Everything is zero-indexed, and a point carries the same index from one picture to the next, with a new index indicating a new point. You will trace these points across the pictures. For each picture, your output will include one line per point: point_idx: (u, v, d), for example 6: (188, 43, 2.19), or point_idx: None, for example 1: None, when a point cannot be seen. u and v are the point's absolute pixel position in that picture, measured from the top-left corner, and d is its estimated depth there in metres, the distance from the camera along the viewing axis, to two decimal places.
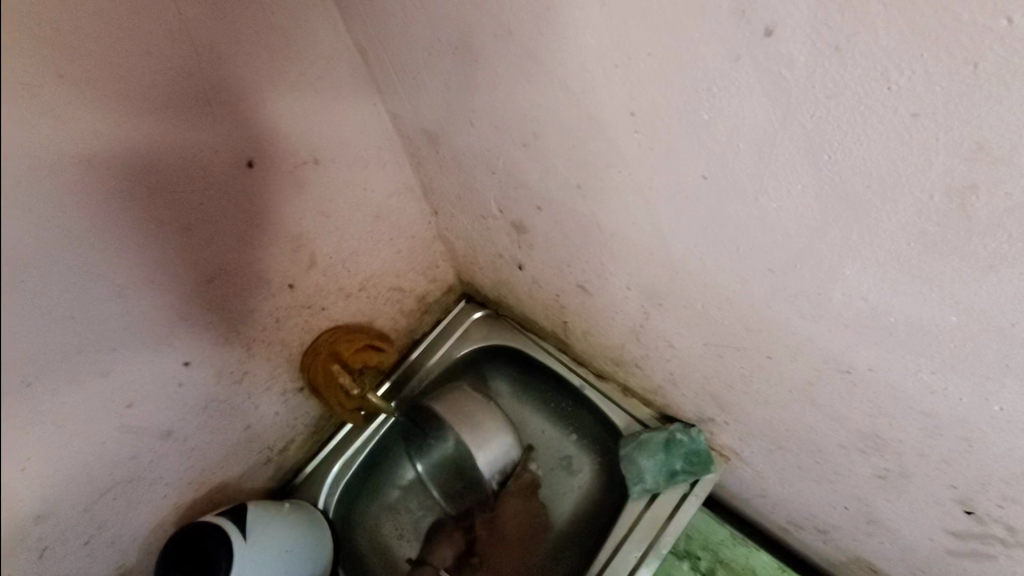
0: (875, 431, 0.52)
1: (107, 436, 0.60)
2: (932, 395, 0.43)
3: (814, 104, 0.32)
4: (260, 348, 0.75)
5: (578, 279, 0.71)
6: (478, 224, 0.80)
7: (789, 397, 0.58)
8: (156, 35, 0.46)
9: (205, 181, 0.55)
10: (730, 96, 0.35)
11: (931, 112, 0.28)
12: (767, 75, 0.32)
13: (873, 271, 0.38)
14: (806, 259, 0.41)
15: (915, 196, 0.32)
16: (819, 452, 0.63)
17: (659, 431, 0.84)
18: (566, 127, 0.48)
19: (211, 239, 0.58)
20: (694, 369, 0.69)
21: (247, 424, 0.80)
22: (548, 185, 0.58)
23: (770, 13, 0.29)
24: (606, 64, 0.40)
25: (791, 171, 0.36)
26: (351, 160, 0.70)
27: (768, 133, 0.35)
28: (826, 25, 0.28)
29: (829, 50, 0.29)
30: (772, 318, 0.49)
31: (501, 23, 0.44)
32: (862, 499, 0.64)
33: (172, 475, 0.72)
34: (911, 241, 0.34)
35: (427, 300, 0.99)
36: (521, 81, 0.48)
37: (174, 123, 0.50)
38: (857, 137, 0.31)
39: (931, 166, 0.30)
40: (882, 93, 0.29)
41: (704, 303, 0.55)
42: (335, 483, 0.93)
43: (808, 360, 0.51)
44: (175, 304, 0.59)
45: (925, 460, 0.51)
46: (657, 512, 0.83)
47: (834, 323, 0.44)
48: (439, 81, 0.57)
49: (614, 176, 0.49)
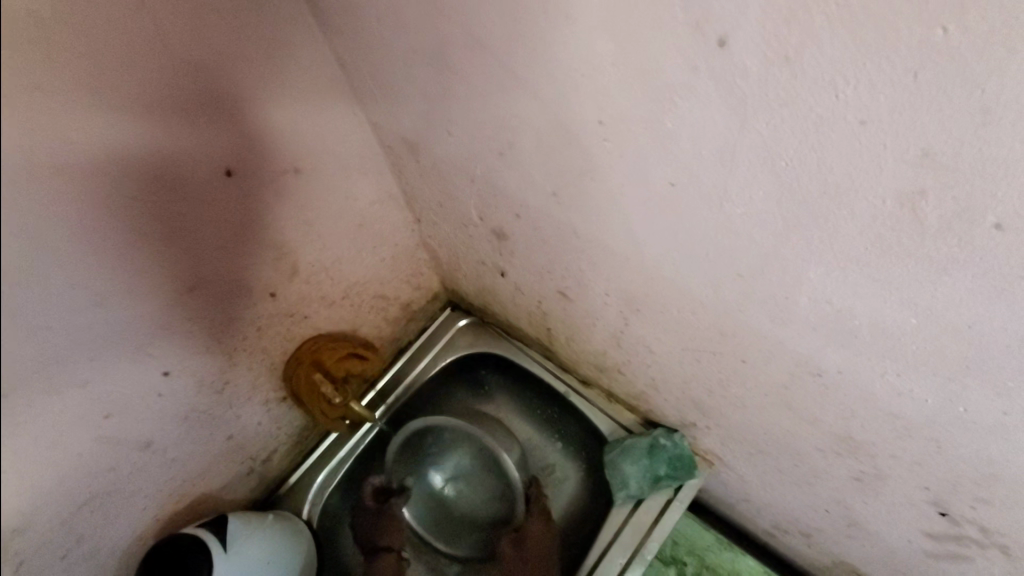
0: (850, 433, 0.54)
1: (83, 448, 0.60)
2: (900, 397, 0.44)
3: (769, 114, 0.32)
4: (242, 357, 0.75)
5: (559, 285, 0.72)
6: (460, 231, 0.80)
7: (767, 401, 0.59)
8: (135, 48, 0.47)
9: (185, 190, 0.55)
10: (691, 106, 0.35)
11: (877, 119, 0.28)
12: (723, 84, 0.32)
13: (835, 274, 0.38)
14: (773, 264, 0.42)
15: (870, 202, 0.32)
16: (798, 455, 0.64)
17: (642, 437, 0.85)
18: (539, 136, 0.49)
19: (189, 248, 0.59)
20: (675, 374, 0.70)
21: (229, 435, 0.80)
22: (526, 192, 0.58)
23: (722, 23, 0.30)
24: (574, 74, 0.40)
25: (752, 178, 0.37)
26: (332, 169, 0.70)
27: (728, 141, 0.35)
28: (776, 35, 0.29)
29: (780, 60, 0.29)
30: (745, 322, 0.50)
31: (474, 35, 0.45)
32: (842, 502, 0.66)
33: (151, 487, 0.71)
34: (869, 245, 0.35)
35: (412, 308, 0.99)
36: (496, 91, 0.49)
37: (153, 134, 0.50)
38: (811, 145, 0.32)
39: (882, 172, 0.30)
40: (831, 102, 0.29)
41: (680, 309, 0.56)
42: (320, 491, 0.93)
43: (781, 364, 0.52)
44: (153, 314, 0.59)
45: (898, 462, 0.52)
46: (641, 518, 0.84)
47: (804, 326, 0.45)
48: (417, 90, 0.58)
49: (588, 183, 0.49)
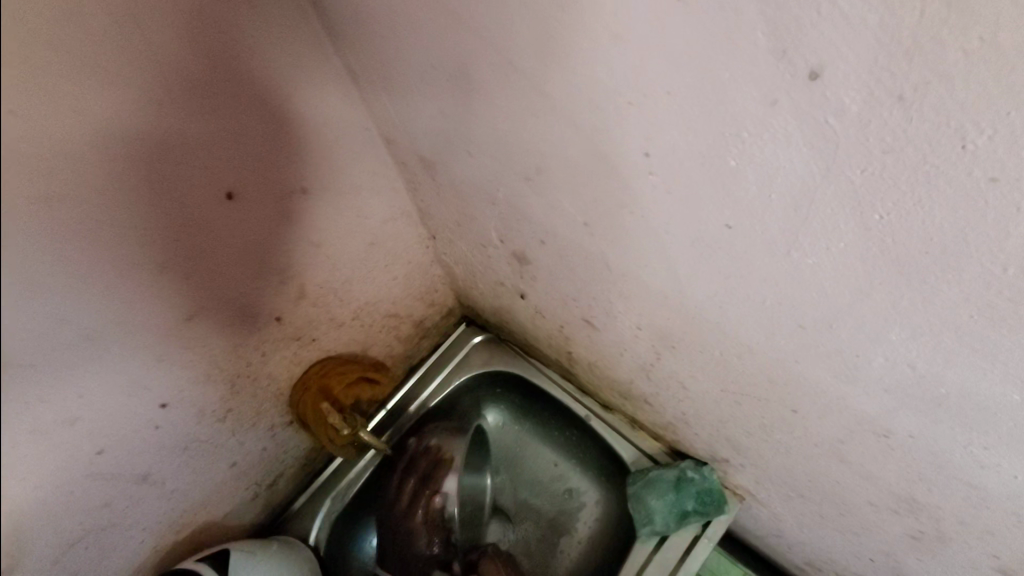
0: (911, 495, 0.48)
1: (74, 486, 0.56)
2: (981, 468, 0.39)
3: (866, 159, 0.27)
4: (246, 383, 0.71)
5: (584, 313, 0.67)
6: (478, 251, 0.75)
7: (815, 451, 0.54)
8: (122, 64, 0.41)
9: (182, 217, 0.50)
10: (764, 144, 0.30)
11: (1013, 177, 0.23)
12: (810, 122, 0.27)
13: (924, 339, 0.33)
14: (846, 320, 0.36)
15: (985, 267, 0.27)
16: (845, 506, 0.58)
17: (669, 469, 0.80)
18: (571, 164, 0.44)
19: (188, 275, 0.54)
20: (709, 412, 0.65)
21: (232, 462, 0.76)
22: (553, 220, 0.53)
23: (816, 53, 0.25)
24: (619, 100, 0.35)
25: (833, 228, 0.31)
26: (343, 187, 0.66)
27: (807, 186, 0.30)
28: (887, 71, 0.23)
29: (891, 99, 0.24)
30: (799, 372, 0.45)
31: (500, 52, 0.40)
32: (890, 554, 0.60)
33: (151, 519, 0.68)
34: (975, 313, 0.29)
35: (425, 325, 0.95)
36: (522, 113, 0.44)
37: (145, 158, 0.46)
38: (918, 200, 0.27)
39: (1009, 237, 0.25)
40: (954, 152, 0.24)
41: (722, 350, 0.50)
42: (325, 517, 0.87)
43: (839, 419, 0.46)
44: (149, 344, 0.55)
45: (968, 528, 0.46)
46: (667, 555, 0.79)
47: (873, 385, 0.40)
48: (434, 107, 0.53)
49: (626, 217, 0.44)
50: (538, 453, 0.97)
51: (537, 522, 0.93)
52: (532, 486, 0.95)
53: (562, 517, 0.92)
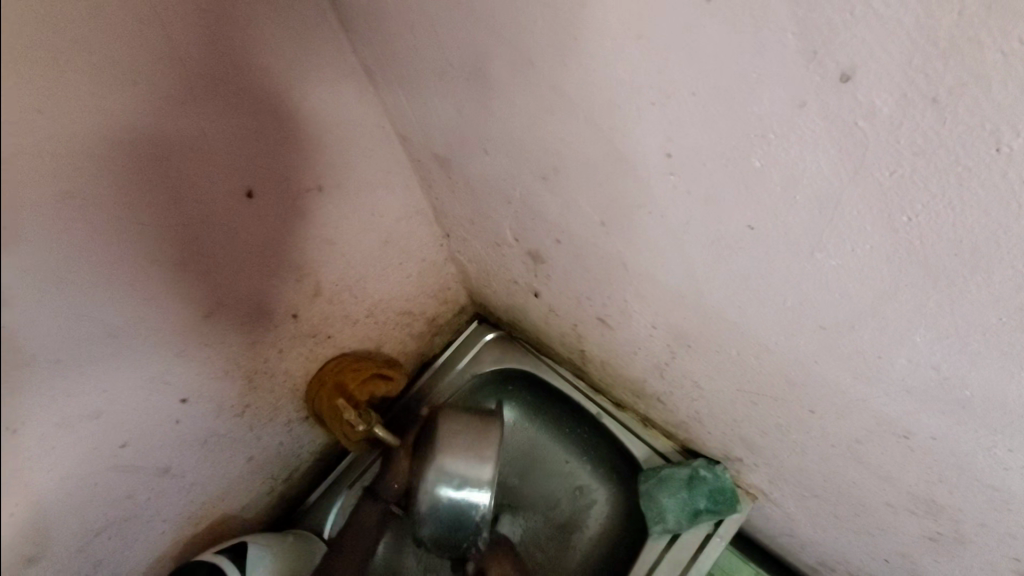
0: (930, 496, 0.48)
1: (98, 478, 0.57)
2: (1004, 471, 0.39)
3: (896, 161, 0.27)
4: (263, 379, 0.71)
5: (598, 311, 0.67)
6: (491, 250, 0.76)
7: (832, 452, 0.54)
8: (147, 65, 0.42)
9: (201, 215, 0.51)
10: (790, 146, 0.30)
11: None
12: (839, 124, 0.27)
13: (949, 341, 0.33)
14: (869, 321, 0.36)
15: (1017, 268, 0.26)
16: (862, 506, 0.58)
17: (681, 467, 0.80)
18: (590, 164, 0.44)
19: (206, 273, 0.55)
20: (723, 411, 0.65)
21: (249, 456, 0.76)
22: (569, 219, 0.53)
23: (847, 55, 0.25)
24: (641, 100, 0.35)
25: (859, 230, 0.31)
26: (359, 185, 0.66)
27: (833, 188, 0.30)
28: (920, 72, 0.23)
29: (924, 101, 0.24)
30: (817, 373, 0.45)
31: (519, 52, 0.40)
32: (906, 556, 0.60)
33: (171, 511, 0.69)
34: (1003, 315, 0.29)
35: (438, 322, 0.95)
36: (541, 112, 0.44)
37: (168, 157, 0.46)
38: (948, 202, 0.26)
39: None
40: (988, 155, 0.24)
41: (739, 350, 0.50)
42: (341, 510, 0.89)
43: (858, 420, 0.46)
44: (170, 340, 0.56)
45: (988, 531, 0.46)
46: (680, 553, 0.79)
47: (895, 387, 0.39)
48: (451, 106, 0.53)
49: (644, 216, 0.44)
50: (548, 450, 0.97)
51: (547, 519, 0.93)
52: (542, 482, 0.95)
53: (573, 514, 0.92)
